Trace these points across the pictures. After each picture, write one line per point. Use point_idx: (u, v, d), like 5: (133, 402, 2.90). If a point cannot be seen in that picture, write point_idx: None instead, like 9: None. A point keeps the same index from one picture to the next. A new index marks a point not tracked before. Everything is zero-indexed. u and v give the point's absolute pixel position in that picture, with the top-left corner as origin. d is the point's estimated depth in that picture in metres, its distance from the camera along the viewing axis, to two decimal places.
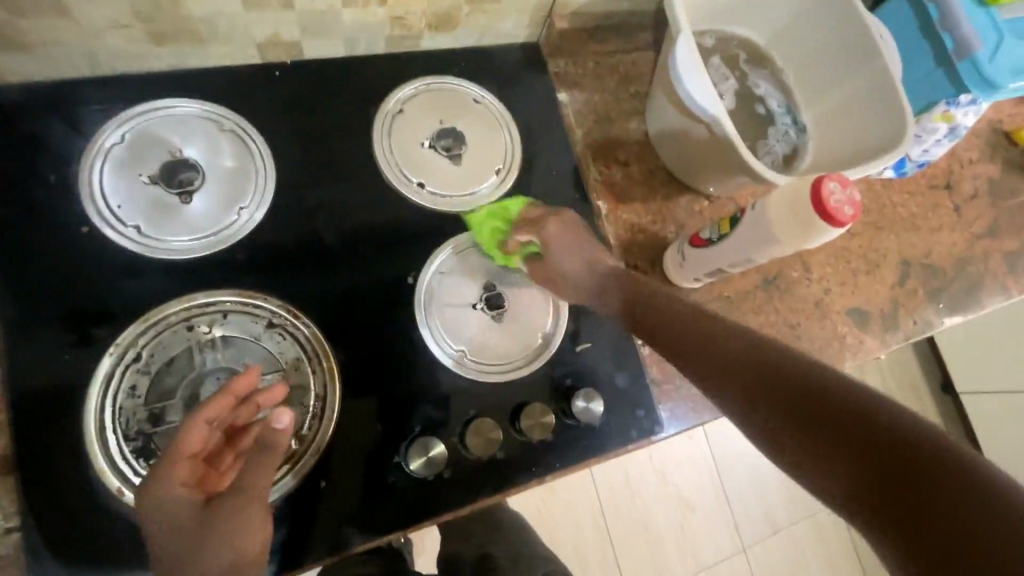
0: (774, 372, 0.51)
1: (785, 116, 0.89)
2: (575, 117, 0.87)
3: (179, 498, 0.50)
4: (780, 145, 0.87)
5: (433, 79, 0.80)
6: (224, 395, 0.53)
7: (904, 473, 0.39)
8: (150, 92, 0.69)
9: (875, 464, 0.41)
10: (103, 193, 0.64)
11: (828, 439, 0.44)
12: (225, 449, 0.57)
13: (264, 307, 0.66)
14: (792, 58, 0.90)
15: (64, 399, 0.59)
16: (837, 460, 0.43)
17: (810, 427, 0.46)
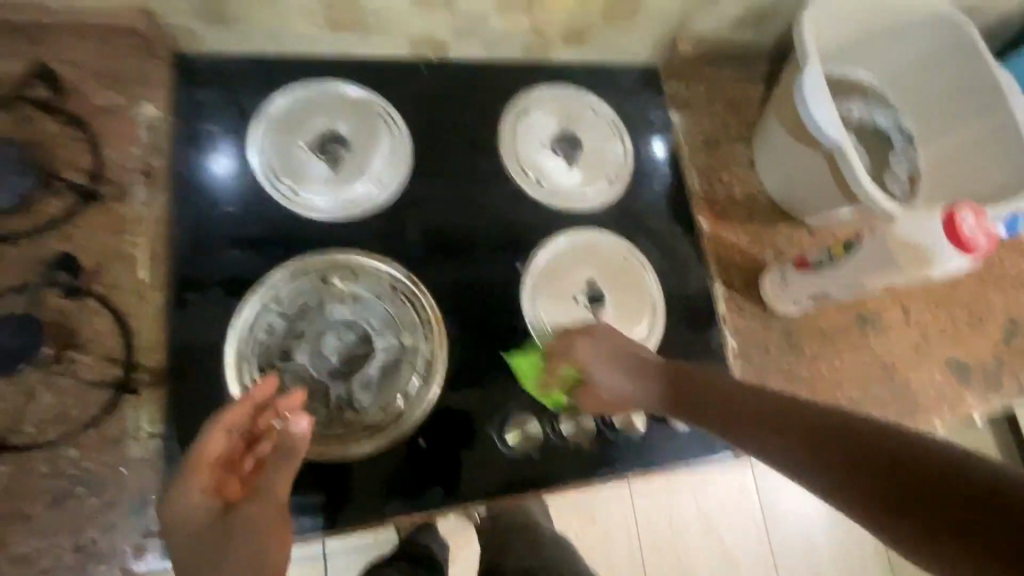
0: (767, 399, 0.49)
1: (903, 151, 0.90)
2: (684, 137, 0.90)
3: (197, 507, 0.52)
4: (903, 173, 0.89)
5: (555, 87, 0.86)
6: (242, 403, 0.56)
7: (890, 462, 0.37)
8: (313, 71, 0.77)
9: (858, 452, 0.39)
10: (267, 154, 0.73)
11: (821, 435, 0.42)
12: (245, 455, 0.58)
13: (389, 271, 0.71)
14: (909, 98, 0.90)
15: (210, 329, 0.66)
16: (824, 458, 0.41)
17: (804, 443, 0.43)
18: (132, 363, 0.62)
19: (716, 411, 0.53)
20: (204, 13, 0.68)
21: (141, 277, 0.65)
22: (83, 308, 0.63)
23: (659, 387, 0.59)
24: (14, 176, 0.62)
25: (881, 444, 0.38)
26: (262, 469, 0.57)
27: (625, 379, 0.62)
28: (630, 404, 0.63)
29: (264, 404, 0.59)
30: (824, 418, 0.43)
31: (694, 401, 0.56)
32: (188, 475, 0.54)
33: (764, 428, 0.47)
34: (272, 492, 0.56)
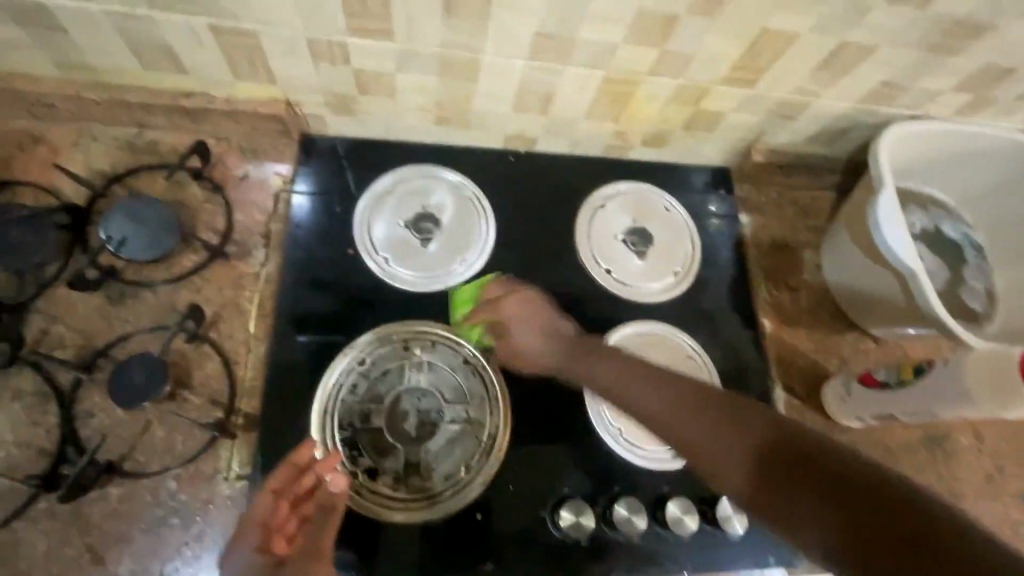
0: (717, 407, 0.53)
1: (981, 263, 0.90)
2: (752, 239, 0.94)
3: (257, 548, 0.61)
4: (982, 286, 0.88)
5: (631, 183, 0.91)
6: (286, 464, 0.64)
7: (825, 475, 0.42)
8: (416, 157, 0.87)
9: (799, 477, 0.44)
10: (369, 227, 0.82)
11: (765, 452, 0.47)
12: (291, 518, 0.63)
13: (465, 345, 0.76)
14: (986, 212, 0.90)
15: (302, 383, 0.73)
16: (764, 475, 0.46)
17: (749, 456, 0.48)
18: (233, 408, 0.70)
19: (641, 402, 0.61)
20: (334, 107, 0.79)
21: (249, 330, 0.74)
22: (199, 353, 0.71)
23: (575, 363, 0.71)
24: (163, 234, 0.73)
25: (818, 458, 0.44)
26: (309, 531, 0.63)
27: (539, 340, 0.74)
28: (543, 363, 0.75)
29: (304, 467, 0.64)
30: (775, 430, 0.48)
31: (627, 394, 0.63)
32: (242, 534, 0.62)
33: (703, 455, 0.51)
34: (316, 545, 0.63)
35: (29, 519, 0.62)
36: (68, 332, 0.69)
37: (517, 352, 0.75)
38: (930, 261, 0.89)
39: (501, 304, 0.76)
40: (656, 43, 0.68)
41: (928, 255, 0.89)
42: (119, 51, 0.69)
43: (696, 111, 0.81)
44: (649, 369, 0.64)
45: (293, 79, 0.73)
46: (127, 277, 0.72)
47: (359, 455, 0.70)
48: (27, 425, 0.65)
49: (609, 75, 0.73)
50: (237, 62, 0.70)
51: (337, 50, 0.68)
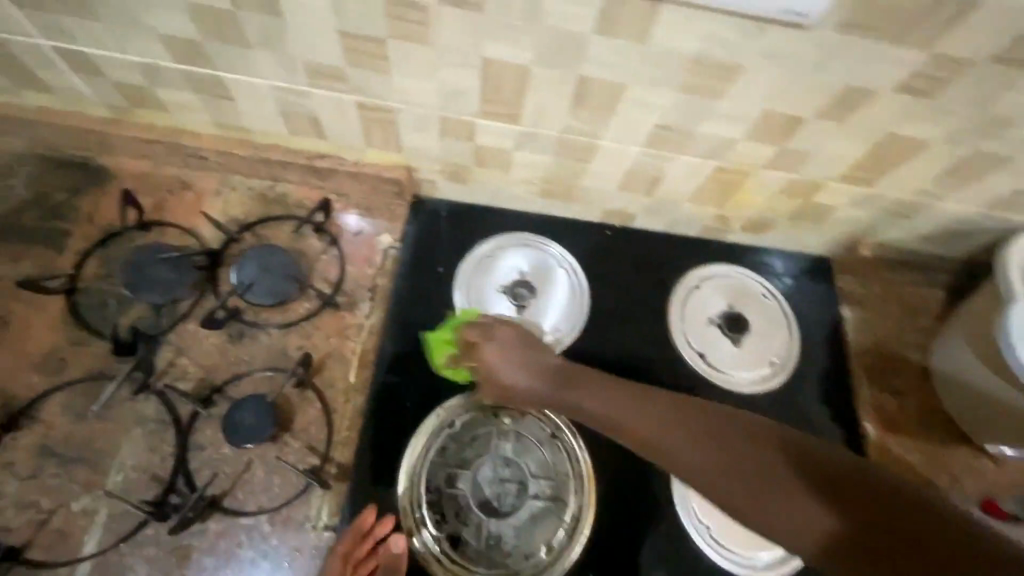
0: (733, 438, 0.57)
1: None
2: (853, 333, 0.90)
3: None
4: None
5: (728, 267, 0.90)
6: (350, 528, 0.68)
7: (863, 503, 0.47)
8: (517, 224, 0.90)
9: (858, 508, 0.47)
10: (468, 290, 0.85)
11: (793, 475, 0.52)
12: None
13: (554, 418, 0.76)
14: None
15: (394, 438, 0.75)
16: (805, 512, 0.49)
17: (758, 474, 0.54)
18: (328, 456, 0.72)
19: (676, 459, 0.59)
20: (449, 175, 0.84)
21: (350, 380, 0.77)
22: (303, 398, 0.74)
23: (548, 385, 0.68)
24: (286, 283, 0.79)
25: (845, 480, 0.49)
26: None
27: (522, 372, 0.69)
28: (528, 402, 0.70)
29: (366, 531, 0.68)
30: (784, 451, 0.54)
31: (664, 450, 0.60)
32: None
33: (751, 491, 0.53)
34: None
35: (137, 544, 0.66)
36: (191, 366, 0.74)
37: (491, 384, 0.70)
38: None
39: (476, 349, 0.71)
40: (776, 141, 0.68)
41: None
42: (272, 117, 0.76)
43: (805, 203, 0.80)
44: (689, 407, 0.62)
45: (418, 149, 0.79)
46: (247, 318, 0.78)
47: (444, 521, 0.71)
48: (145, 451, 0.69)
49: (722, 166, 0.74)
50: (372, 132, 0.77)
51: (465, 128, 0.73)
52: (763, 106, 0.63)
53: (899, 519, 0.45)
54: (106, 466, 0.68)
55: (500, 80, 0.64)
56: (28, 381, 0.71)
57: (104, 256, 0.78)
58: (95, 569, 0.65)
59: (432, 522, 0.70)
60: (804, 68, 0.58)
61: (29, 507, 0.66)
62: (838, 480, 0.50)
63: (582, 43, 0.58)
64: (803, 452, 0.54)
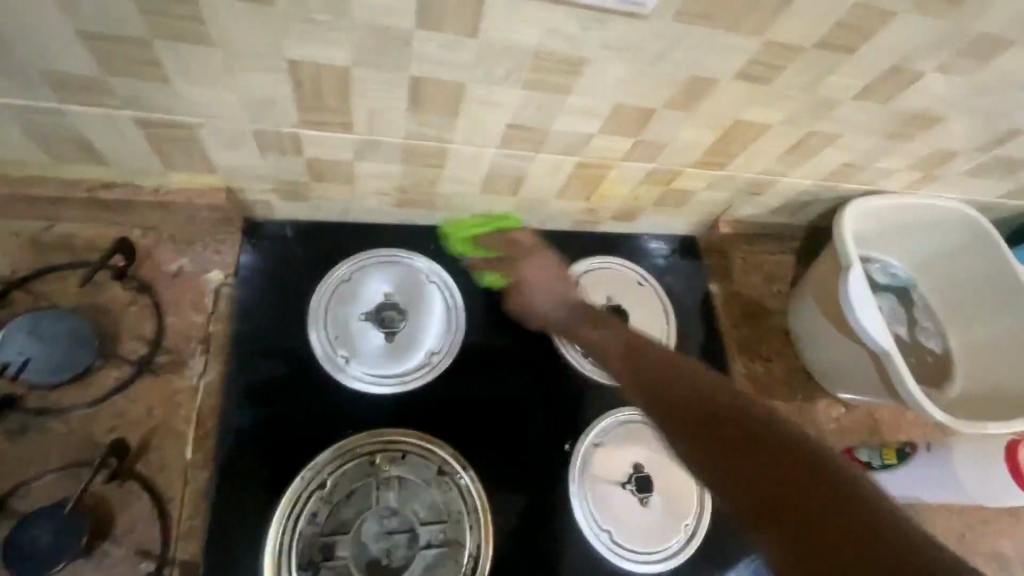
0: (731, 428, 0.51)
1: (925, 319, 0.93)
2: (723, 308, 0.93)
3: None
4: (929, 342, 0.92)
5: (603, 258, 0.89)
6: None
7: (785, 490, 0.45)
8: (377, 240, 0.80)
9: (827, 548, 0.41)
10: (325, 323, 0.73)
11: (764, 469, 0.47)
12: None
13: (440, 453, 0.69)
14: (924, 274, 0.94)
15: (252, 515, 0.63)
16: (756, 501, 0.46)
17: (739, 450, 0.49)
18: (167, 556, 0.59)
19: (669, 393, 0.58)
20: (283, 192, 0.71)
21: (187, 457, 0.63)
22: (124, 491, 0.60)
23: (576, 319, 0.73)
24: (75, 352, 0.62)
25: (866, 535, 0.40)
26: None
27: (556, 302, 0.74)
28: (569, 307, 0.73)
29: None
30: (804, 457, 0.47)
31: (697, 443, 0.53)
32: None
33: (766, 513, 0.45)
34: None
35: None
36: None
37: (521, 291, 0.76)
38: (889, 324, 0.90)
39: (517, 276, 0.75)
40: (631, 133, 0.65)
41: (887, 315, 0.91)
42: (22, 143, 0.59)
43: (668, 190, 0.80)
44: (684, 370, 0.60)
45: (236, 167, 0.66)
46: (31, 404, 0.61)
47: None
48: None
49: (583, 161, 0.70)
50: (169, 152, 0.62)
51: (286, 140, 0.61)
52: (615, 98, 0.59)
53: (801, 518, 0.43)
54: None
55: (317, 83, 0.53)
56: None
57: None
58: None
59: None
60: (648, 59, 0.54)
61: None
62: (789, 470, 0.46)
63: (406, 38, 0.49)
64: (794, 450, 0.47)
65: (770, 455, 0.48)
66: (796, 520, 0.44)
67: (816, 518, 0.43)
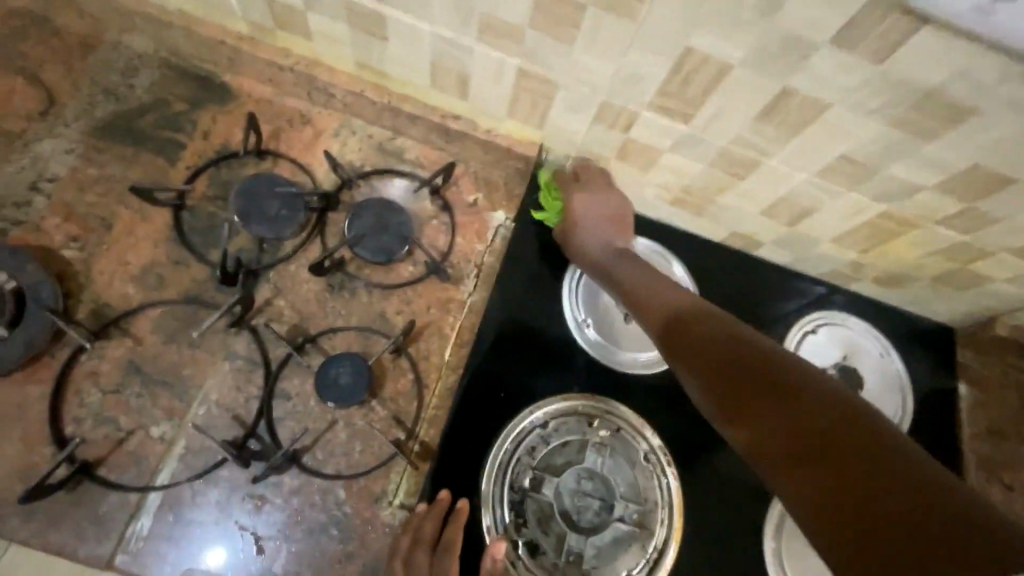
0: (759, 386, 0.48)
1: None
2: (967, 415, 0.85)
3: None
4: None
5: (850, 319, 0.85)
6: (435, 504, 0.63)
7: (805, 421, 0.43)
8: (637, 230, 0.85)
9: (837, 447, 0.40)
10: (576, 285, 0.79)
11: (792, 419, 0.44)
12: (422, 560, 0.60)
13: (649, 440, 0.72)
14: None
15: (481, 426, 0.70)
16: (804, 460, 0.41)
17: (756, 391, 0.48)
18: (413, 432, 0.68)
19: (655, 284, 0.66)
20: (582, 163, 0.79)
21: (445, 357, 0.73)
22: (396, 366, 0.71)
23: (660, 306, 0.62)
24: (393, 242, 0.75)
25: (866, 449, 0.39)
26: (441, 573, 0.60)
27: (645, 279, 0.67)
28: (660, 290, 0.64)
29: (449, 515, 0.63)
30: (768, 366, 0.49)
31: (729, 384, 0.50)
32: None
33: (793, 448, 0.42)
34: None
35: (210, 482, 0.62)
36: (287, 309, 0.71)
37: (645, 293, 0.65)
38: None
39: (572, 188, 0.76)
40: (966, 198, 0.62)
41: None
42: (419, 66, 0.72)
43: (961, 269, 0.74)
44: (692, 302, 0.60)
45: (562, 129, 0.74)
46: (349, 270, 0.74)
47: (523, 525, 0.66)
48: (231, 388, 0.66)
49: (888, 213, 0.69)
50: (520, 102, 0.72)
51: (623, 118, 0.68)
52: (979, 157, 0.57)
53: (850, 464, 0.39)
54: (190, 395, 0.65)
55: (692, 73, 0.58)
56: (124, 290, 0.68)
57: (215, 177, 0.75)
58: (163, 501, 0.61)
59: (509, 524, 0.65)
60: None
61: (107, 422, 0.62)
62: (809, 419, 0.43)
63: (808, 50, 0.52)
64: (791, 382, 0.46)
65: (781, 397, 0.46)
66: (824, 458, 0.40)
67: (838, 445, 0.40)
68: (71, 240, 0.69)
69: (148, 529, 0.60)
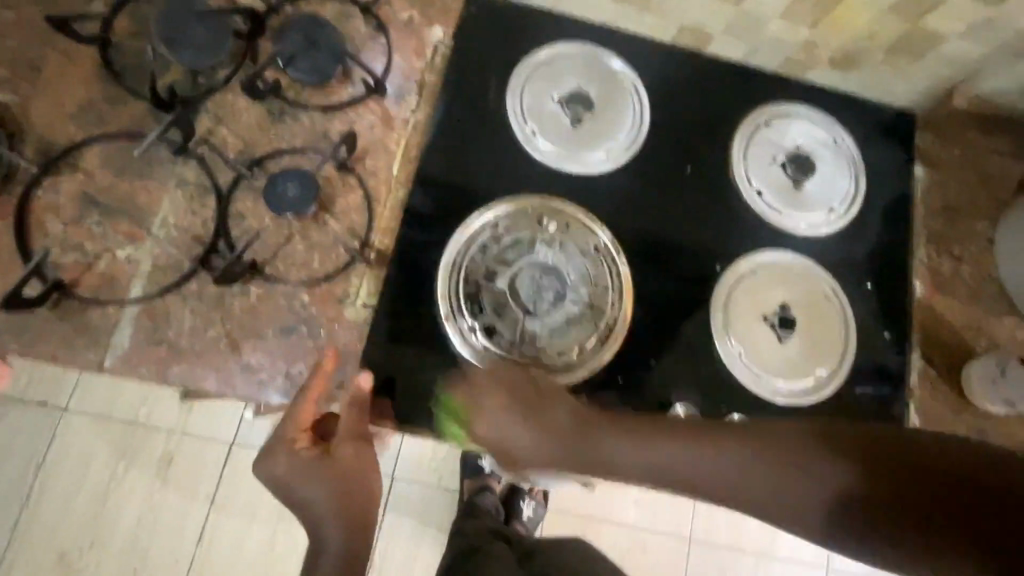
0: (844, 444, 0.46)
1: None
2: (924, 193, 0.84)
3: (303, 468, 0.57)
4: None
5: (807, 108, 0.83)
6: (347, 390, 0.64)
7: (869, 453, 0.45)
8: (583, 34, 0.81)
9: (908, 468, 0.43)
10: (521, 96, 0.78)
11: (863, 451, 0.45)
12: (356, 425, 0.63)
13: (598, 233, 0.74)
14: None
15: (433, 232, 0.73)
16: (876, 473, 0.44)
17: (749, 440, 0.51)
18: (368, 241, 0.71)
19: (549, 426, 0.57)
20: None
21: (393, 172, 0.74)
22: (344, 182, 0.72)
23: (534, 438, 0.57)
24: (326, 59, 0.73)
25: (919, 458, 0.43)
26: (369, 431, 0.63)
27: (523, 430, 0.57)
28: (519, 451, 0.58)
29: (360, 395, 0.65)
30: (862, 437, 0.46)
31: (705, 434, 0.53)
32: (265, 458, 0.57)
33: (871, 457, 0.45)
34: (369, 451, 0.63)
35: (181, 295, 0.66)
36: (231, 137, 0.71)
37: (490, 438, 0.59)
38: None
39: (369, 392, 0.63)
40: None
41: None
42: None
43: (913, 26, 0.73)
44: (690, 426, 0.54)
45: None
46: (287, 95, 0.73)
47: (479, 312, 0.70)
48: (186, 212, 0.68)
49: None
50: None
51: None
52: None
53: (906, 471, 0.43)
54: (149, 220, 0.68)
55: None
56: (68, 127, 0.69)
57: (136, 11, 0.72)
58: (140, 313, 0.65)
59: (466, 312, 0.70)
60: None
61: (75, 248, 0.66)
62: (890, 447, 0.45)
63: None
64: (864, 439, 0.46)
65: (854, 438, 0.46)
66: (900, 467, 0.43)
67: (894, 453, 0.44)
68: (4, 82, 0.69)
69: (130, 337, 0.65)
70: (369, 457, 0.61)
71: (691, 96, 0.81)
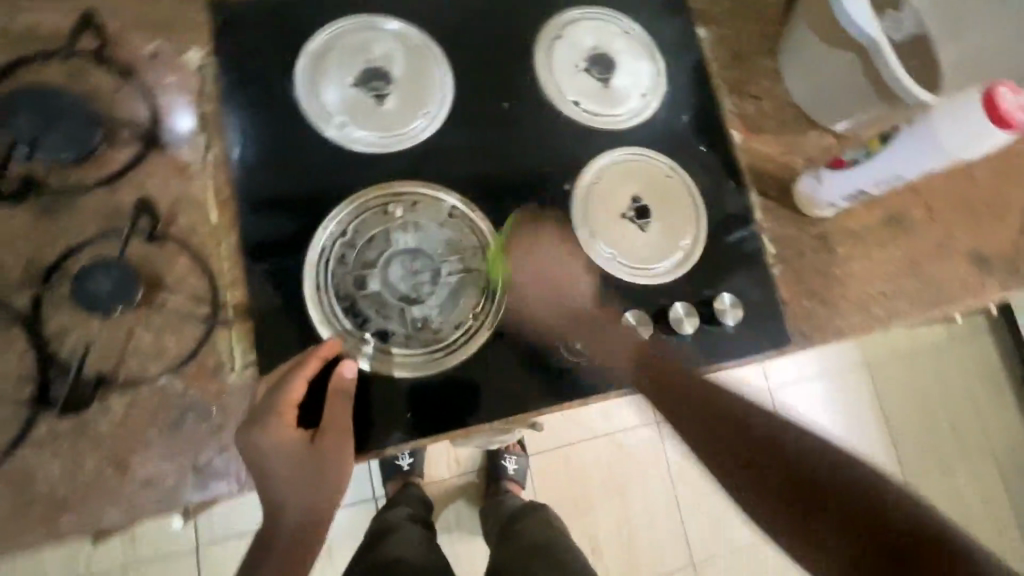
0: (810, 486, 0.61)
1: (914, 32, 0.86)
2: (712, 51, 0.91)
3: (285, 451, 0.59)
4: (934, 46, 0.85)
5: (588, 9, 0.86)
6: (314, 357, 0.64)
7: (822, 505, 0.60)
8: (349, 8, 0.77)
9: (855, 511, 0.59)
10: (315, 92, 0.74)
11: (829, 499, 0.60)
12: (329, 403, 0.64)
13: (447, 200, 0.75)
14: None
15: (285, 263, 0.69)
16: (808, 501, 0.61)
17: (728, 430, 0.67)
18: (220, 301, 0.66)
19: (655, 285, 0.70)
20: None
21: (214, 221, 0.68)
22: (165, 253, 0.65)
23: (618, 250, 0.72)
24: (82, 127, 0.65)
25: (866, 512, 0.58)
26: (338, 408, 0.64)
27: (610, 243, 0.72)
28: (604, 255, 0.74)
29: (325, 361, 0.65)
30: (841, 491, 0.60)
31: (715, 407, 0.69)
32: (252, 431, 0.59)
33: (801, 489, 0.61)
34: (339, 429, 0.63)
35: (37, 444, 0.59)
36: (8, 256, 0.62)
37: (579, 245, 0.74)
38: (892, 38, 0.86)
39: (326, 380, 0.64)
40: None
41: (884, 23, 0.85)
42: None
43: None
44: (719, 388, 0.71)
45: None
46: (54, 185, 0.64)
47: (365, 321, 0.69)
48: None
49: None
50: None
51: None
52: None
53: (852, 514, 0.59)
54: None
55: None
56: None
57: None
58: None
59: (353, 326, 0.69)
60: None
61: None
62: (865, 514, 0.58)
63: None
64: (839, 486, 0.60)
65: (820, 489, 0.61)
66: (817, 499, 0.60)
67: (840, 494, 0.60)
68: None
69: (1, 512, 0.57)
70: (344, 452, 0.62)
71: (480, 34, 0.81)
